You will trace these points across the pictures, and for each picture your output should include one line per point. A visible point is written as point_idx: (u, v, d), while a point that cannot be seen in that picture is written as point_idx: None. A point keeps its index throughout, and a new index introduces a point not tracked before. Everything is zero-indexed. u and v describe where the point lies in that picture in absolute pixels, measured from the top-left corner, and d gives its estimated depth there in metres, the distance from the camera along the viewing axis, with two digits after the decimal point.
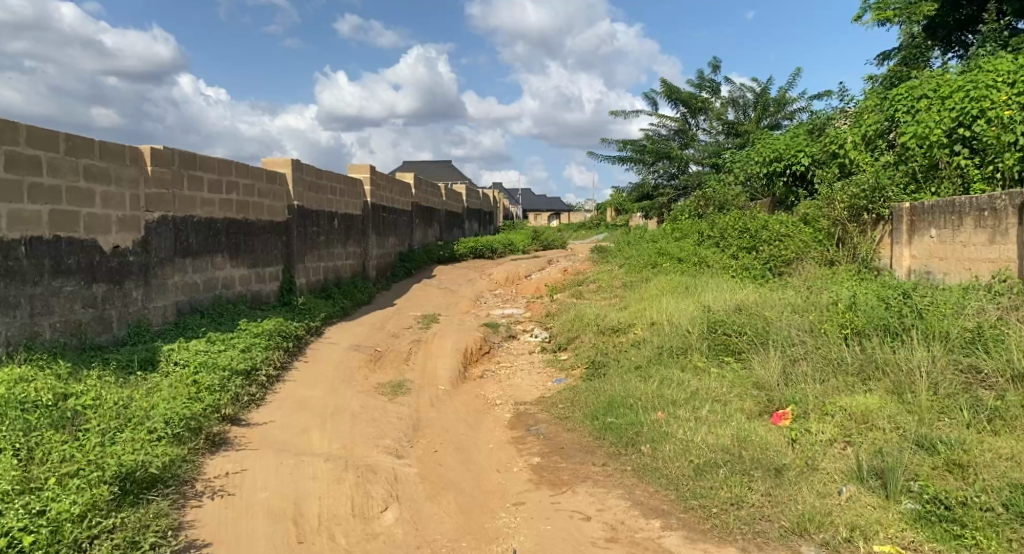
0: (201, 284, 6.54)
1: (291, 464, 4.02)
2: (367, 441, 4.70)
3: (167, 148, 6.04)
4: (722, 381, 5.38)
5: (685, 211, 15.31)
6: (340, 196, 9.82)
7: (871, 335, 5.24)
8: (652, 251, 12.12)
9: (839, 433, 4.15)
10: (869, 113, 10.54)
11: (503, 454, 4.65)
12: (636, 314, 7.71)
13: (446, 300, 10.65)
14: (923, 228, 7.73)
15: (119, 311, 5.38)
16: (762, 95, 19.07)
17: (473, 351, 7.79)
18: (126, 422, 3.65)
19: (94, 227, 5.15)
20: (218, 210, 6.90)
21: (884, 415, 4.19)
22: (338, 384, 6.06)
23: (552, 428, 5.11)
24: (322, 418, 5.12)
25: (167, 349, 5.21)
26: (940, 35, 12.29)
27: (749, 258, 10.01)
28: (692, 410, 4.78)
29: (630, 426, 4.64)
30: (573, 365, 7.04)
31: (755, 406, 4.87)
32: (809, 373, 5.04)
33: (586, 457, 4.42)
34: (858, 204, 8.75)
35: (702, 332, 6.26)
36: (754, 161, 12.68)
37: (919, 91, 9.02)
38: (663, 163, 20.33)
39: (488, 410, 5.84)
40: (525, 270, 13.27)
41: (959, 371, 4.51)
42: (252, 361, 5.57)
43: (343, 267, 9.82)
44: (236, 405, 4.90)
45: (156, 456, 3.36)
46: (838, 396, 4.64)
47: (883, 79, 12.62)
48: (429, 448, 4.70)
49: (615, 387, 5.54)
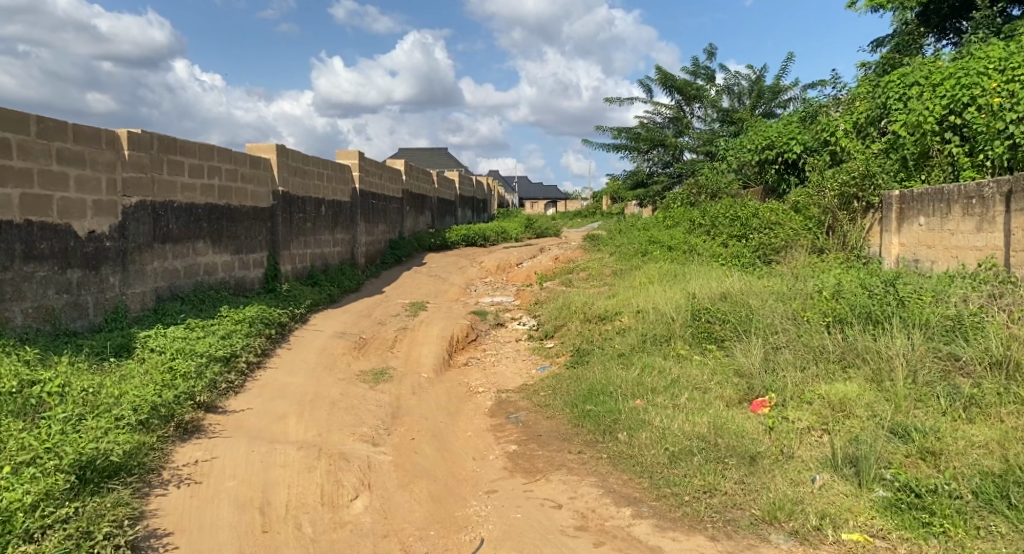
0: (181, 270, 6.49)
1: (262, 452, 3.99)
2: (343, 428, 4.67)
3: (145, 132, 5.95)
4: (703, 369, 5.37)
5: (677, 199, 15.22)
6: (328, 182, 9.73)
7: (853, 322, 5.22)
8: (643, 239, 12.08)
9: (817, 421, 4.16)
10: (861, 100, 10.52)
11: (480, 442, 4.63)
12: (623, 302, 7.68)
13: (435, 287, 10.59)
14: (912, 216, 7.71)
15: (95, 297, 5.33)
16: (757, 83, 19.06)
17: (459, 339, 7.76)
18: (93, 409, 3.62)
19: (68, 211, 5.08)
20: (200, 195, 6.82)
21: (862, 403, 4.17)
22: (320, 372, 6.02)
23: (531, 416, 5.09)
24: (301, 406, 5.09)
25: (143, 336, 5.17)
26: (933, 23, 12.24)
27: (739, 245, 9.98)
28: (670, 398, 4.76)
29: (608, 413, 4.62)
30: (558, 353, 7.01)
31: (736, 393, 4.88)
32: (790, 361, 5.02)
33: (563, 444, 4.40)
34: (848, 192, 8.72)
35: (686, 320, 6.25)
36: (746, 149, 12.61)
37: (910, 79, 8.94)
38: (658, 151, 20.30)
39: (469, 397, 5.82)
40: (516, 258, 13.21)
41: (938, 358, 4.48)
42: (231, 347, 5.53)
43: (330, 254, 9.77)
44: (212, 392, 4.88)
45: (121, 444, 3.32)
46: (818, 384, 4.63)
47: (876, 66, 12.58)
48: (406, 436, 4.67)
49: (597, 375, 5.53)
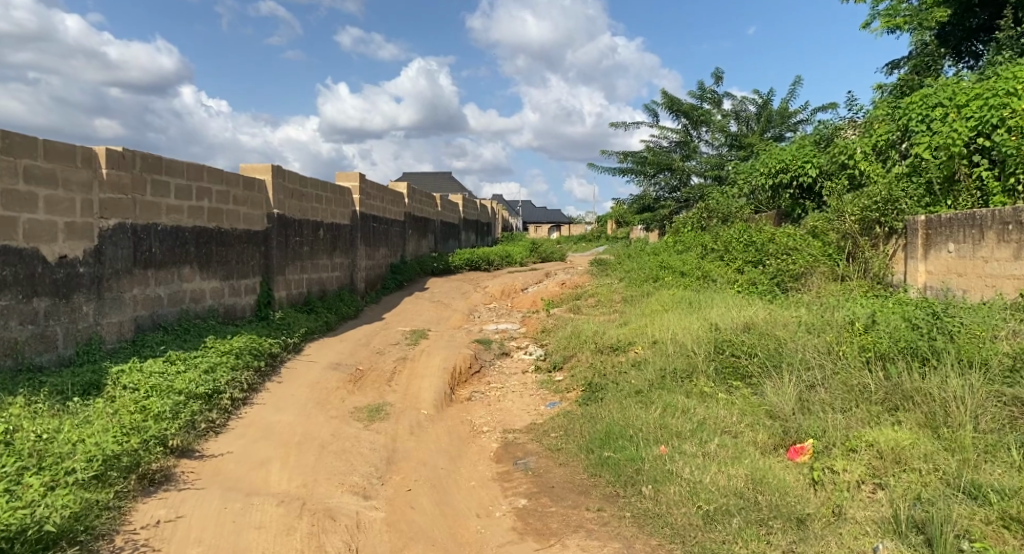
0: (165, 298, 6.05)
1: (237, 508, 3.49)
2: (333, 478, 4.17)
3: (126, 150, 5.54)
4: (731, 409, 4.88)
5: (686, 224, 14.77)
6: (326, 205, 9.33)
7: (897, 359, 4.71)
8: (653, 264, 11.60)
9: (868, 474, 3.70)
10: (880, 122, 10.11)
11: (485, 494, 4.13)
12: (636, 332, 7.20)
13: (438, 314, 10.12)
14: (940, 242, 7.26)
15: (66, 328, 4.88)
16: (765, 107, 18.80)
17: (462, 370, 7.27)
18: (39, 462, 3.15)
19: (37, 234, 4.66)
20: (187, 218, 6.40)
21: (919, 454, 3.69)
22: (311, 409, 5.52)
23: (542, 462, 4.59)
24: (287, 449, 4.60)
25: (116, 371, 4.70)
26: (951, 44, 11.89)
27: (756, 272, 9.51)
28: (699, 444, 4.25)
29: (629, 462, 4.12)
30: (568, 388, 6.51)
31: (770, 438, 4.41)
32: (828, 402, 4.54)
33: (579, 499, 3.89)
34: (869, 217, 8.27)
35: (709, 353, 5.78)
36: (759, 172, 12.18)
37: (934, 100, 8.58)
38: (665, 175, 19.86)
39: (473, 438, 5.33)
40: (521, 284, 12.73)
41: (1000, 403, 4.01)
42: (215, 383, 5.06)
43: (328, 279, 9.33)
44: (189, 434, 4.40)
45: (62, 507, 2.85)
46: (864, 429, 4.14)
47: (892, 88, 12.26)
48: (402, 487, 4.16)
49: (613, 415, 5.03)
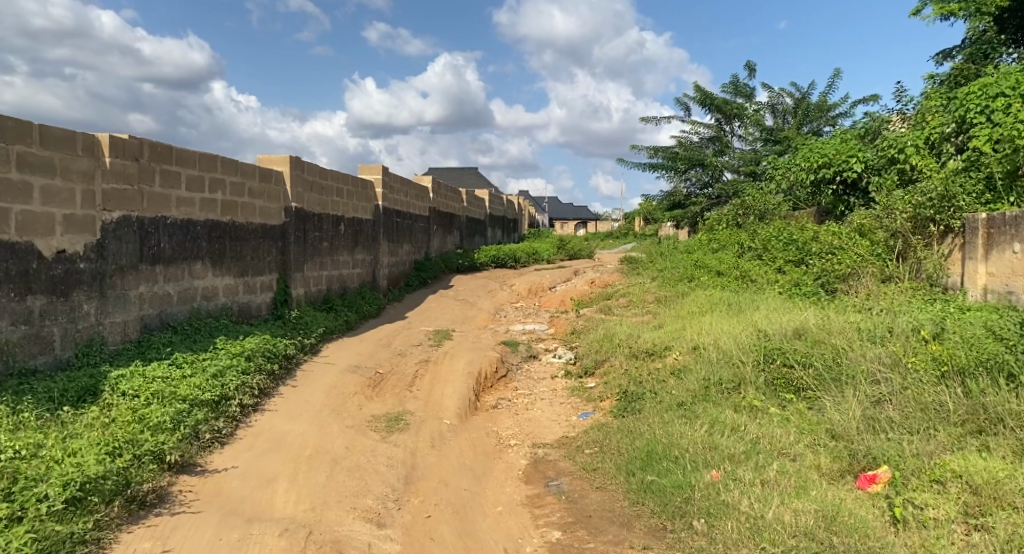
0: (174, 295, 5.69)
1: (234, 540, 3.12)
2: (344, 500, 3.78)
3: (132, 139, 5.19)
4: (786, 427, 4.37)
5: (720, 220, 14.15)
6: (348, 199, 8.94)
7: (979, 375, 4.14)
8: (687, 263, 11.05)
9: (960, 512, 3.18)
10: (932, 112, 9.43)
11: (512, 522, 3.70)
12: (672, 335, 6.69)
13: (461, 313, 9.68)
14: (1003, 242, 6.62)
15: (64, 328, 4.55)
16: (802, 101, 18.04)
17: (487, 375, 6.82)
18: (8, 488, 2.86)
19: (31, 227, 4.33)
20: (199, 210, 6.03)
21: (1020, 490, 3.15)
22: (326, 416, 5.13)
23: (576, 485, 4.14)
24: (297, 464, 4.20)
25: (115, 376, 4.35)
26: (1010, 30, 11.11)
27: (798, 273, 8.88)
28: (756, 469, 3.75)
29: (677, 489, 3.64)
30: (601, 396, 6.04)
31: (835, 463, 3.89)
32: (901, 423, 4.01)
33: (621, 534, 3.45)
34: (923, 214, 7.64)
35: (757, 362, 5.25)
36: (798, 167, 11.51)
37: (994, 89, 7.93)
38: (696, 171, 19.18)
39: (499, 453, 4.89)
40: (549, 282, 12.24)
41: None
42: (223, 389, 4.67)
43: (348, 275, 8.95)
44: (191, 446, 4.03)
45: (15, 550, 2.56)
46: (948, 456, 3.60)
47: (945, 78, 11.53)
48: (420, 513, 3.75)
49: (654, 431, 4.54)
